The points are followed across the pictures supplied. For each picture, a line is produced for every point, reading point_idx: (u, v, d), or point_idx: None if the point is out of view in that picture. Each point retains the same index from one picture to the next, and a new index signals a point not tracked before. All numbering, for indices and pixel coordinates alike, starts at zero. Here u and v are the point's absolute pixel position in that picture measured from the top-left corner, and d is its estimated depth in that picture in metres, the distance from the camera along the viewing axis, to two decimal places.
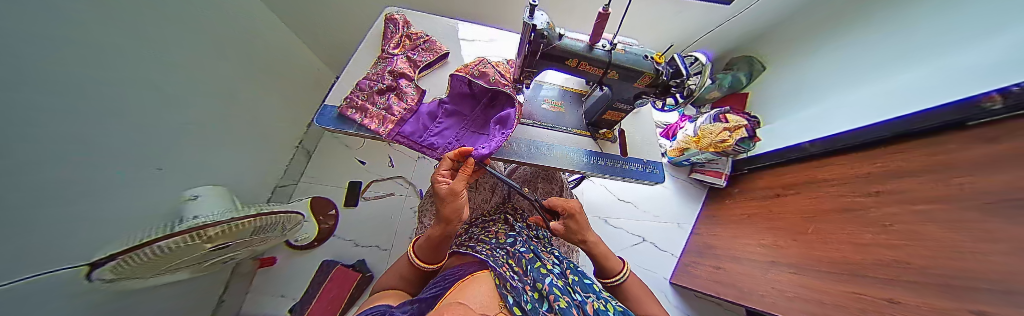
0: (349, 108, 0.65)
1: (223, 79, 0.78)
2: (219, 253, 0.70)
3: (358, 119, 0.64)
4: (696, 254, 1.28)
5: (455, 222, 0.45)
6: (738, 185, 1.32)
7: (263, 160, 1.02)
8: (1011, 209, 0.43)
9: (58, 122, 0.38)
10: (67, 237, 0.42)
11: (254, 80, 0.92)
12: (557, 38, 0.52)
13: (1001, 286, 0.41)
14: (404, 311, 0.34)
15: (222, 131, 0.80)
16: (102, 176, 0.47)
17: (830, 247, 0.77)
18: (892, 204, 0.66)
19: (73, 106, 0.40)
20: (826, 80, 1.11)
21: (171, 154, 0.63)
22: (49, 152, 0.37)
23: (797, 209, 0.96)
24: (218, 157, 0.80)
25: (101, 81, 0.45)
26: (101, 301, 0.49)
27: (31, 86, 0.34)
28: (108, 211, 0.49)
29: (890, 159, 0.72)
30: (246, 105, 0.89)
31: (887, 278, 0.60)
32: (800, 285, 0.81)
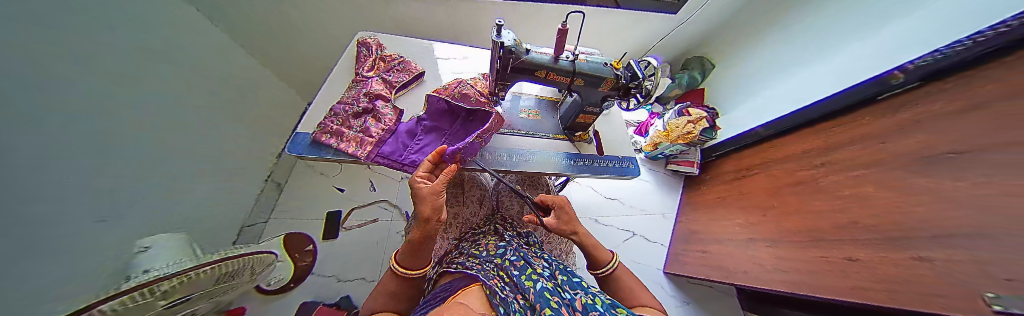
0: (324, 134, 0.64)
1: None
2: (174, 312, 0.61)
3: (334, 144, 0.62)
4: (683, 241, 1.34)
5: (434, 219, 0.45)
6: (709, 172, 1.43)
7: None
8: (928, 164, 0.51)
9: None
10: None
11: None
12: (524, 52, 0.55)
13: (937, 231, 0.47)
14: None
15: None
16: None
17: (795, 218, 0.85)
18: (835, 173, 0.75)
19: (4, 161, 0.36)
20: (771, 72, 1.25)
21: None
22: None
23: (761, 188, 1.05)
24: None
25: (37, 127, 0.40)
26: None
27: None
28: None
29: (826, 134, 0.83)
30: None
31: (846, 238, 0.66)
32: (777, 257, 0.87)
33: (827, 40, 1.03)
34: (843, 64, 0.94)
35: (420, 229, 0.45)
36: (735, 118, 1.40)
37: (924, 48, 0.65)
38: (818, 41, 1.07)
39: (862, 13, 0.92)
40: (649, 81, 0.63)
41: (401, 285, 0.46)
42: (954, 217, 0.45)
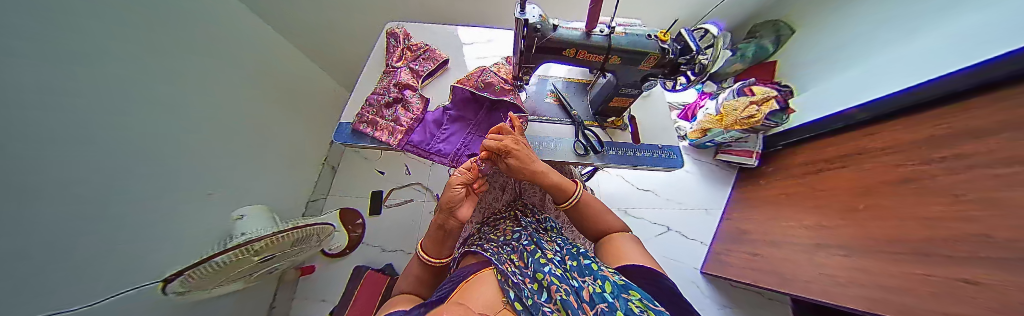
0: (362, 123, 0.69)
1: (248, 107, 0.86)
2: (265, 265, 0.78)
3: (371, 133, 0.68)
4: (728, 240, 1.19)
5: (447, 212, 0.48)
6: (773, 164, 1.21)
7: (293, 179, 1.12)
8: None
9: (110, 164, 0.44)
10: (133, 257, 0.48)
11: (275, 105, 1.00)
12: (552, 29, 0.50)
13: None
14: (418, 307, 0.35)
15: (255, 156, 0.89)
16: (156, 204, 0.54)
17: (888, 224, 0.68)
18: (961, 171, 0.56)
19: (123, 147, 0.47)
20: (868, 30, 0.95)
21: (217, 180, 0.71)
22: (93, 184, 0.41)
23: (845, 184, 0.86)
24: (254, 179, 0.89)
25: (139, 117, 0.50)
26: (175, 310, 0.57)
27: (76, 127, 0.38)
28: (168, 232, 0.56)
29: (954, 119, 0.62)
30: (269, 129, 0.97)
31: (955, 255, 0.52)
32: (854, 269, 0.73)
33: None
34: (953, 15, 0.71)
35: (439, 220, 0.49)
36: (819, 94, 1.12)
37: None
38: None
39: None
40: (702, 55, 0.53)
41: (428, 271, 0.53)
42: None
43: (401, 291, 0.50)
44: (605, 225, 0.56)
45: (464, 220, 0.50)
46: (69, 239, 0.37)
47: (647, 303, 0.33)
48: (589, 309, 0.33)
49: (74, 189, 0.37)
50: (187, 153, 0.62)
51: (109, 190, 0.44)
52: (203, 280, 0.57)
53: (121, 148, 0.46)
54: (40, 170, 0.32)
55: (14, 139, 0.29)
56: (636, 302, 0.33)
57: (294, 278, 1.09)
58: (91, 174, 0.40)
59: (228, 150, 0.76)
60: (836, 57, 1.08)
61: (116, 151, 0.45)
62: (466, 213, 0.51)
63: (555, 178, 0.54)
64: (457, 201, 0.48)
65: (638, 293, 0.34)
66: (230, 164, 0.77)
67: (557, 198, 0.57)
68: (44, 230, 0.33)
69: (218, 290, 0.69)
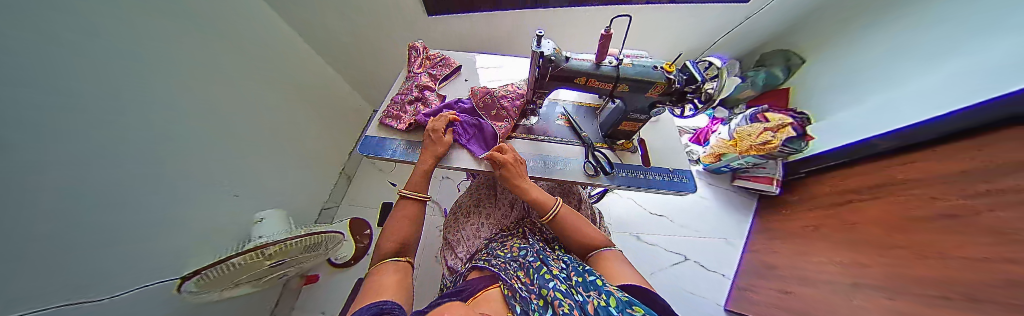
0: (387, 118, 0.79)
1: (278, 119, 0.93)
2: (274, 270, 0.79)
3: (394, 126, 0.77)
4: (754, 275, 1.09)
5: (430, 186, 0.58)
6: (798, 193, 1.14)
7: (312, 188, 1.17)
8: None
9: (136, 164, 0.47)
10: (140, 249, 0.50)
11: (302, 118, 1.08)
12: (564, 60, 0.55)
13: None
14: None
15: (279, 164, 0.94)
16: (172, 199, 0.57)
17: (930, 263, 0.62)
18: (1006, 207, 0.52)
19: (157, 149, 0.51)
20: (894, 60, 0.94)
21: (243, 184, 0.78)
22: (115, 176, 0.44)
23: (879, 218, 0.79)
24: (277, 186, 0.95)
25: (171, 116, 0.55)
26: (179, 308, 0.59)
27: (99, 117, 0.41)
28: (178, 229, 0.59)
29: (993, 152, 0.58)
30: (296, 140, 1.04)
31: (1001, 300, 0.47)
32: (891, 313, 0.65)
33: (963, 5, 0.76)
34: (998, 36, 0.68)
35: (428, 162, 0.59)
36: (840, 120, 1.10)
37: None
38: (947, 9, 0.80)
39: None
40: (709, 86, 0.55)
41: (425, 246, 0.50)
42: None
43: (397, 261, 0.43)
44: (583, 236, 0.52)
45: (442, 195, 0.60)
46: (74, 221, 0.39)
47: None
48: None
49: (92, 161, 0.40)
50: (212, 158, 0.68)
51: (125, 180, 0.46)
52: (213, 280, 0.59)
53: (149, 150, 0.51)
54: (62, 153, 0.35)
55: (41, 116, 0.32)
56: (639, 315, 0.29)
57: (297, 286, 1.09)
58: (114, 159, 0.44)
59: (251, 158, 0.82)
60: (855, 85, 1.07)
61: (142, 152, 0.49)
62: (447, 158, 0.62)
63: (533, 192, 0.56)
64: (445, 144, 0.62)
65: (642, 308, 0.30)
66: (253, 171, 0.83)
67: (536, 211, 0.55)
68: (60, 209, 0.36)
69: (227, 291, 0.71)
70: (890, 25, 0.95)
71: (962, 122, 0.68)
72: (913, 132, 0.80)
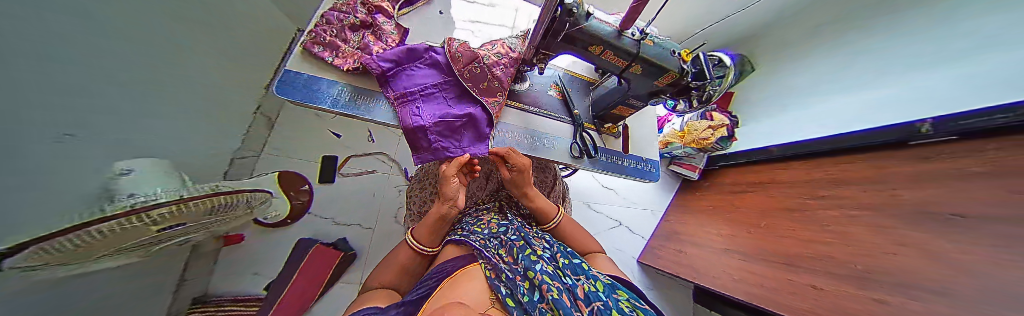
0: (315, 44, 0.60)
1: (223, 39, 0.65)
2: (171, 234, 0.60)
3: (328, 58, 0.60)
4: (662, 237, 1.42)
5: (449, 201, 0.54)
6: (708, 179, 1.45)
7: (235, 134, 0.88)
8: (977, 229, 0.52)
9: (45, 101, 0.30)
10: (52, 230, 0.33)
11: (255, 40, 0.78)
12: (585, 17, 0.49)
13: (949, 292, 0.50)
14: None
15: (199, 102, 0.66)
16: (65, 157, 0.36)
17: (781, 241, 0.91)
18: (858, 214, 0.76)
19: (60, 78, 0.31)
20: (808, 84, 1.16)
21: (144, 129, 0.52)
22: (24, 127, 0.27)
23: (754, 205, 1.10)
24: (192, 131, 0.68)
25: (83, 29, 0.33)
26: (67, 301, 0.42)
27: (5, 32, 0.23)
28: (75, 197, 0.38)
29: (856, 171, 0.84)
30: (236, 68, 0.75)
31: (839, 274, 0.71)
32: (745, 270, 0.96)
33: (869, 45, 0.95)
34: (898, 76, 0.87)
35: (439, 210, 0.53)
36: (758, 128, 1.36)
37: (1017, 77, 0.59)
38: (858, 47, 0.98)
39: (911, 15, 0.84)
40: (711, 86, 0.59)
41: (416, 262, 0.52)
42: (1003, 274, 0.45)
43: (379, 283, 0.47)
44: (584, 246, 0.58)
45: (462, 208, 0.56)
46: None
47: (634, 301, 0.37)
48: (584, 307, 0.33)
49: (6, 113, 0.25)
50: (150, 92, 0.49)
51: (30, 140, 0.29)
52: (79, 253, 0.39)
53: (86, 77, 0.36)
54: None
55: None
56: (624, 300, 0.36)
57: (213, 249, 0.92)
58: (20, 105, 0.27)
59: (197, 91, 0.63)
60: (776, 101, 1.31)
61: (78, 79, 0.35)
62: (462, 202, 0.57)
63: (536, 201, 0.61)
64: (456, 190, 0.55)
65: (626, 293, 0.38)
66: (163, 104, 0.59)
67: (540, 220, 0.61)
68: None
69: (117, 262, 0.53)
70: (814, 54, 1.14)
71: (846, 144, 0.90)
72: (810, 145, 1.04)
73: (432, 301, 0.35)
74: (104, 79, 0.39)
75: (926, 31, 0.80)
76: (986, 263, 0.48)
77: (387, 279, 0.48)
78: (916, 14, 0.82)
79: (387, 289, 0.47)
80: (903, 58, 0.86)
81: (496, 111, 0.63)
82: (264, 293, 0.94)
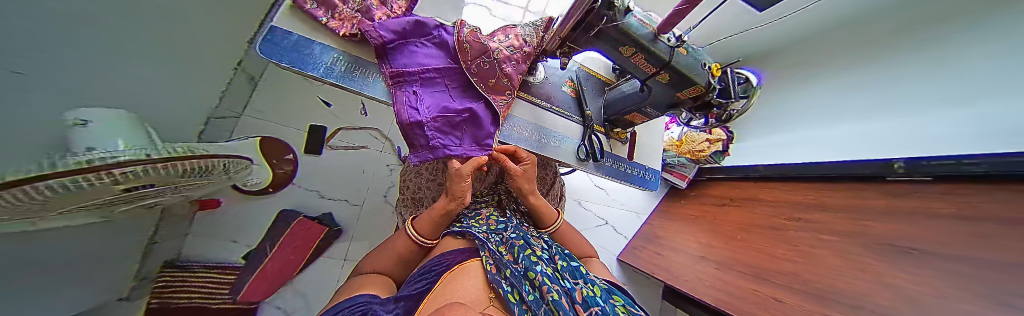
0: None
1: None
2: (140, 194, 0.55)
3: (322, 18, 0.54)
4: (644, 239, 1.48)
5: (459, 198, 0.52)
6: (694, 189, 1.50)
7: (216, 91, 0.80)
8: (931, 262, 0.57)
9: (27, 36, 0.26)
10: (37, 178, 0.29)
11: None
12: (624, 13, 0.46)
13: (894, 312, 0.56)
14: (388, 310, 0.33)
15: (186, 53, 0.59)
16: (32, 100, 0.31)
17: (754, 254, 0.97)
18: (827, 236, 0.82)
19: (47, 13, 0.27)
20: (800, 110, 1.19)
21: (114, 75, 0.46)
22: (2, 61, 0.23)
23: (734, 219, 1.16)
24: (171, 83, 0.61)
25: None
26: (30, 258, 0.38)
27: None
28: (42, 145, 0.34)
29: (833, 198, 0.89)
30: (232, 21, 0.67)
31: (801, 289, 0.77)
32: (716, 277, 1.03)
33: (861, 80, 0.97)
34: (884, 114, 0.90)
35: (445, 205, 0.52)
36: (748, 148, 1.40)
37: (993, 134, 0.63)
38: (852, 80, 1.00)
39: (904, 56, 0.86)
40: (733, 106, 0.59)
41: (415, 252, 0.51)
42: (941, 305, 0.50)
43: (374, 269, 0.47)
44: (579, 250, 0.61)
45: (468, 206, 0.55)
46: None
47: (629, 307, 0.38)
48: (582, 311, 0.33)
49: None
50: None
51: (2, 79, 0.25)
52: (40, 209, 0.34)
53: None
54: None
55: None
56: (621, 306, 0.37)
57: (188, 212, 0.87)
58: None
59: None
60: (769, 123, 1.34)
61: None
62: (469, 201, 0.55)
63: (536, 203, 0.60)
64: (467, 190, 0.53)
65: (621, 299, 0.39)
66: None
67: (540, 223, 0.61)
68: None
69: (74, 221, 0.48)
70: (812, 81, 1.15)
71: (830, 171, 0.95)
72: (795, 169, 1.09)
73: (431, 297, 0.35)
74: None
75: (915, 75, 0.83)
76: (930, 294, 0.53)
77: (385, 267, 0.48)
78: (909, 55, 0.84)
79: (383, 277, 0.46)
80: (892, 97, 0.89)
81: (504, 108, 0.60)
82: (242, 262, 0.91)
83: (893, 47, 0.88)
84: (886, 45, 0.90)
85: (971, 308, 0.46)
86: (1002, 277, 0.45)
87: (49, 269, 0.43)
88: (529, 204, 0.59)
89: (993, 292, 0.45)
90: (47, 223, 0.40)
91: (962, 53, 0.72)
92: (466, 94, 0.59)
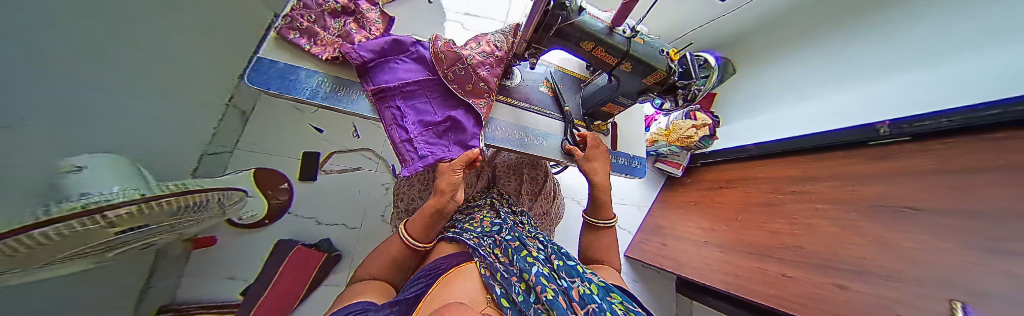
0: (290, 30, 0.57)
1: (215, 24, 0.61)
2: (132, 236, 0.55)
3: (305, 45, 0.57)
4: (648, 232, 1.46)
5: (449, 194, 0.50)
6: (690, 176, 1.51)
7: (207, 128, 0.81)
8: (920, 218, 0.58)
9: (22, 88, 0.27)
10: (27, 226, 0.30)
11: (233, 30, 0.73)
12: (577, 13, 0.51)
13: (899, 274, 0.56)
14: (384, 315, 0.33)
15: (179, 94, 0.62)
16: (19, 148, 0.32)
17: (756, 233, 0.97)
18: (822, 206, 0.82)
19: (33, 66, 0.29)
20: (777, 88, 1.25)
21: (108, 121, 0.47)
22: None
23: (732, 200, 1.16)
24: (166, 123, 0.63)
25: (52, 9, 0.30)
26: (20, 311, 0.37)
27: None
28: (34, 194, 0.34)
29: (820, 168, 0.91)
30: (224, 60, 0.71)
31: (805, 261, 0.77)
32: (723, 261, 1.02)
33: (838, 52, 1.01)
34: (856, 83, 0.95)
35: (434, 203, 0.50)
36: (734, 130, 1.44)
37: (958, 88, 0.67)
38: (828, 53, 1.04)
39: (879, 24, 0.89)
40: (697, 85, 0.62)
41: (407, 254, 0.51)
42: (944, 259, 0.50)
43: (370, 276, 0.47)
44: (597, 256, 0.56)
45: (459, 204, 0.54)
46: None
47: (627, 304, 0.37)
48: (578, 308, 0.34)
49: None
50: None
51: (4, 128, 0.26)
52: (32, 258, 0.34)
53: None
54: None
55: None
56: (618, 303, 0.37)
57: (183, 252, 0.86)
58: None
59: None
60: (748, 105, 1.40)
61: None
62: (461, 196, 0.54)
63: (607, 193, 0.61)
64: (457, 184, 0.52)
65: (619, 296, 0.39)
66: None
67: (602, 213, 0.60)
68: None
69: (64, 270, 0.47)
70: (786, 58, 1.21)
71: (813, 143, 0.98)
72: (782, 144, 1.11)
73: (428, 299, 0.35)
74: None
75: (891, 41, 0.86)
76: (930, 250, 0.53)
77: (381, 271, 0.48)
78: (884, 20, 0.87)
79: (381, 281, 0.46)
80: (862, 63, 0.94)
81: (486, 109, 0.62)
82: (240, 298, 0.89)
83: (873, 12, 0.90)
84: (865, 12, 0.92)
85: (974, 260, 0.46)
86: (993, 225, 0.46)
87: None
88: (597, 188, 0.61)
89: (989, 240, 0.45)
90: (37, 273, 0.39)
91: (928, 16, 0.76)
92: (446, 104, 0.62)
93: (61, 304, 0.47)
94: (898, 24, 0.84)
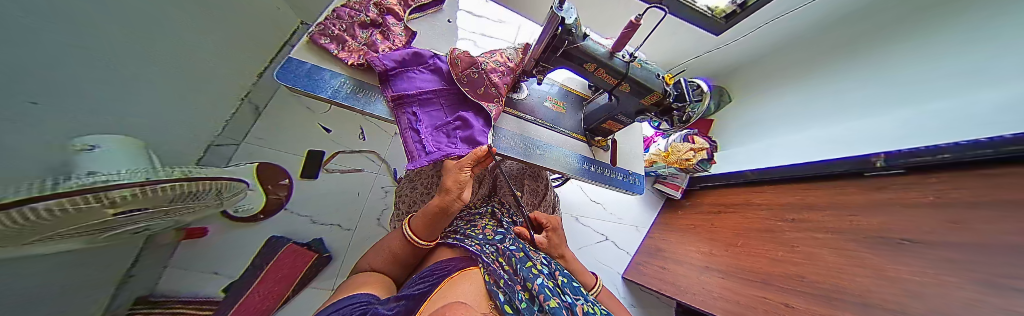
0: (322, 36, 0.62)
1: None
2: (126, 219, 0.54)
3: (333, 51, 0.61)
4: (647, 254, 1.43)
5: (455, 193, 0.51)
6: (689, 199, 1.51)
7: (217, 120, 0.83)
8: (920, 251, 0.58)
9: None
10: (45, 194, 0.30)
11: None
12: (581, 38, 0.56)
13: (906, 308, 0.54)
14: (390, 309, 0.33)
15: None
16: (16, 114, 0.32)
17: (757, 259, 0.95)
18: (821, 234, 0.82)
19: None
20: (778, 115, 1.29)
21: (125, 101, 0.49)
22: None
23: (731, 225, 1.15)
24: None
25: None
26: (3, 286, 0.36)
27: None
28: (35, 166, 0.34)
29: (818, 197, 0.92)
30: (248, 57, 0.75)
31: (809, 292, 0.74)
32: (724, 288, 0.99)
33: (837, 85, 1.07)
34: (857, 110, 0.99)
35: (440, 202, 0.50)
36: (734, 155, 1.45)
37: (956, 118, 0.70)
38: (830, 87, 1.09)
39: (877, 58, 0.95)
40: (691, 107, 0.66)
41: (407, 251, 0.51)
42: (947, 295, 0.49)
43: (371, 268, 0.49)
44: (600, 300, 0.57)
45: (464, 203, 0.53)
46: None
47: None
48: None
49: None
50: (86, 58, 0.43)
51: None
52: (38, 230, 0.34)
53: (26, 41, 0.32)
54: None
55: None
56: None
57: (171, 242, 0.84)
58: None
59: (144, 63, 0.56)
60: (750, 130, 1.43)
61: (18, 47, 0.31)
62: (466, 195, 0.54)
63: (575, 266, 0.61)
64: (464, 183, 0.52)
65: None
66: (133, 79, 0.54)
67: (585, 282, 0.59)
68: None
69: (56, 247, 0.47)
70: (786, 89, 1.27)
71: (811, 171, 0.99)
72: (781, 170, 1.12)
73: (434, 297, 0.34)
74: (43, 40, 0.34)
75: (891, 78, 0.90)
76: (932, 284, 0.53)
77: (380, 265, 0.50)
78: (885, 54, 0.92)
79: (378, 275, 0.48)
80: (864, 97, 0.97)
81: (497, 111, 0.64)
82: (222, 296, 0.85)
83: (869, 49, 0.97)
84: (864, 49, 0.99)
85: (978, 296, 0.45)
86: (996, 261, 0.45)
87: (28, 299, 0.41)
88: (569, 265, 0.60)
89: (992, 277, 0.45)
90: (31, 249, 0.39)
91: (926, 50, 0.82)
92: (457, 110, 0.65)
93: (45, 284, 0.45)
94: (896, 58, 0.89)
